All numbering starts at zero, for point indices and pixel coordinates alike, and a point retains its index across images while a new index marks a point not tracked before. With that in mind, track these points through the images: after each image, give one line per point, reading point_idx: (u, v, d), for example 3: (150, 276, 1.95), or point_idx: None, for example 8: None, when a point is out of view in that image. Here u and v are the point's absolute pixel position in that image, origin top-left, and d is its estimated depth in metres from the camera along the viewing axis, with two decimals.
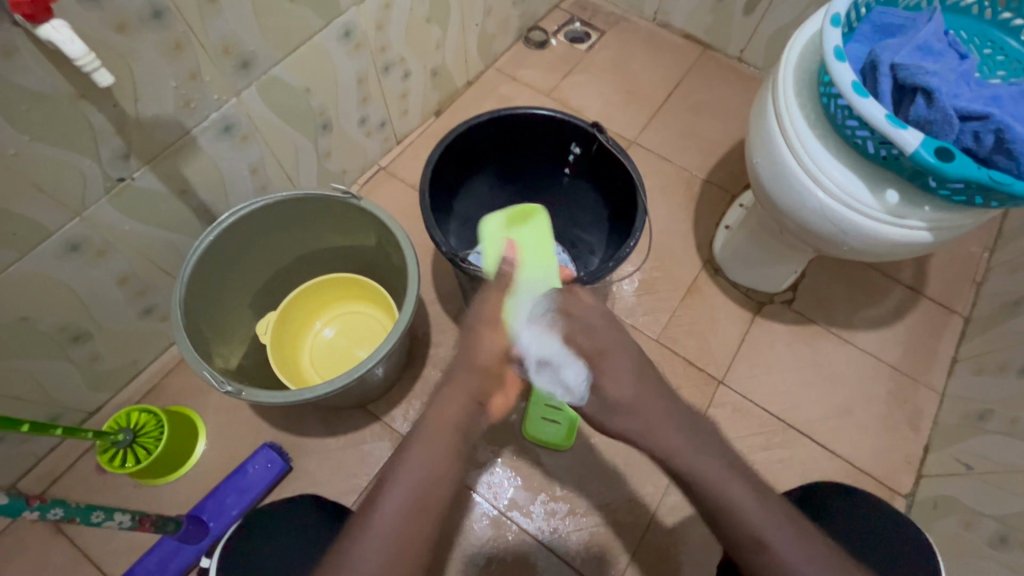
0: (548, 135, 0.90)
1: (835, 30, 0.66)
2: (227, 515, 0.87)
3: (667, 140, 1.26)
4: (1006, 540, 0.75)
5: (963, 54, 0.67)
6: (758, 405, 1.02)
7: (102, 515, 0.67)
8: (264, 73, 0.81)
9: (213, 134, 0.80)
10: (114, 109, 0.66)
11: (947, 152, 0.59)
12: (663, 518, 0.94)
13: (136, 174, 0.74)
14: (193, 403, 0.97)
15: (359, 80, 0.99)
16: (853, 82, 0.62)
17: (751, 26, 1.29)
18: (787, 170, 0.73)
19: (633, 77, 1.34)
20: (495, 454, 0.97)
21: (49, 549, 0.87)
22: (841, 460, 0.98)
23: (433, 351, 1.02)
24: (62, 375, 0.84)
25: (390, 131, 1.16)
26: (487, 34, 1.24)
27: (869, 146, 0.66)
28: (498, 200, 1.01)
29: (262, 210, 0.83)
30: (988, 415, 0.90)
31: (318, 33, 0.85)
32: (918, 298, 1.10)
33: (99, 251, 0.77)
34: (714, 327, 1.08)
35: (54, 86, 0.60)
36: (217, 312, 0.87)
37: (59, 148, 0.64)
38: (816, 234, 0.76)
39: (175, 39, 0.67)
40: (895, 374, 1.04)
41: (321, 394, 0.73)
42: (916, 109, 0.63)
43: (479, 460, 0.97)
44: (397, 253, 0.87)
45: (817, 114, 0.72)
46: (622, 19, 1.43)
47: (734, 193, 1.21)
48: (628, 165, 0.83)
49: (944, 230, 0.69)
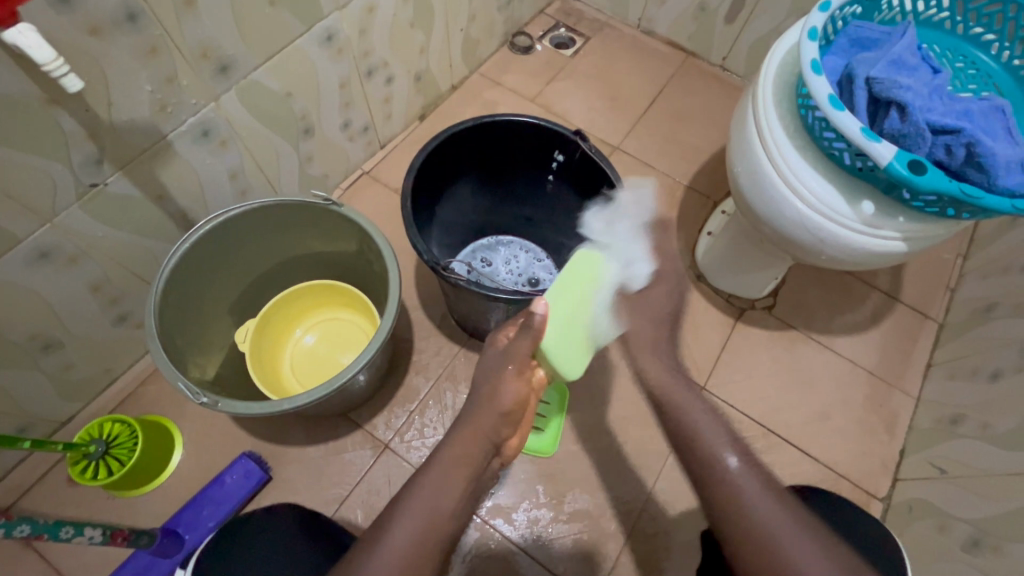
0: (532, 142, 0.90)
1: (812, 44, 0.67)
2: (203, 528, 0.85)
3: (651, 146, 1.27)
4: (979, 544, 0.77)
5: (936, 68, 0.68)
6: (739, 410, 1.03)
7: (71, 530, 0.65)
8: (242, 77, 0.80)
9: (190, 138, 0.78)
10: (86, 113, 0.64)
11: (920, 164, 0.60)
12: (645, 524, 0.94)
13: (109, 179, 0.72)
14: (168, 412, 0.95)
15: (342, 84, 0.98)
16: (829, 95, 0.63)
17: (733, 35, 1.31)
18: (767, 180, 0.74)
19: (617, 83, 1.35)
20: None
21: (17, 565, 0.84)
22: (820, 464, 0.99)
23: (415, 357, 1.02)
24: (32, 385, 0.82)
25: (373, 136, 1.15)
26: (471, 39, 1.24)
27: (845, 157, 0.67)
28: (481, 205, 1.01)
29: (241, 217, 0.82)
30: (961, 420, 0.92)
31: (299, 37, 0.84)
32: (894, 304, 1.12)
33: (70, 258, 0.74)
34: (697, 333, 1.09)
35: (21, 89, 0.58)
36: (195, 319, 0.85)
37: (28, 154, 0.62)
38: (795, 242, 0.77)
39: (151, 43, 0.65)
40: (872, 379, 1.06)
41: (300, 404, 0.72)
42: (891, 122, 0.64)
43: None
44: (378, 260, 0.86)
45: (795, 125, 0.73)
46: (606, 25, 1.44)
47: (716, 199, 1.22)
48: (611, 172, 0.83)
49: (918, 240, 0.71)
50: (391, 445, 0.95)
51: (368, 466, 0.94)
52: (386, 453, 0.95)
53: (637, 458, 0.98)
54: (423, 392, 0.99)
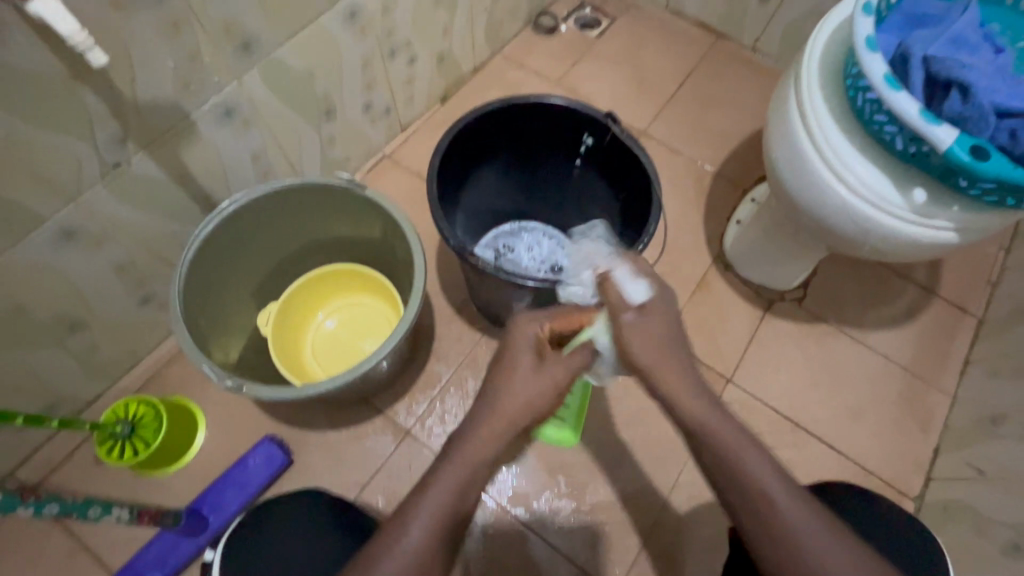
0: (559, 125, 0.87)
1: (866, 20, 0.63)
2: (226, 510, 0.86)
3: (678, 132, 1.23)
4: (1020, 549, 0.73)
5: (999, 47, 0.64)
6: (767, 404, 1.00)
7: (99, 510, 0.65)
8: (266, 55, 0.78)
9: (214, 118, 0.77)
10: (109, 90, 0.63)
11: (982, 150, 0.56)
12: (668, 518, 0.92)
13: (133, 158, 0.71)
14: (191, 394, 0.95)
15: (364, 64, 0.95)
16: (885, 74, 0.59)
17: (767, 15, 1.25)
18: (809, 166, 0.71)
19: (644, 65, 1.30)
20: None
21: (47, 541, 0.86)
22: (849, 461, 0.97)
23: (436, 344, 1.00)
24: (58, 364, 0.82)
25: (395, 118, 1.13)
26: (495, 19, 1.20)
27: (897, 142, 0.63)
28: (505, 190, 0.98)
29: (263, 199, 0.80)
30: (1002, 420, 0.88)
31: (322, 14, 0.81)
32: (931, 299, 1.08)
33: (94, 239, 0.74)
34: (724, 324, 1.06)
35: (44, 64, 0.57)
36: (218, 302, 0.85)
37: (52, 132, 0.62)
38: (836, 231, 0.73)
39: (174, 17, 0.64)
40: (907, 375, 1.02)
41: (324, 390, 0.71)
42: (951, 104, 0.60)
43: None
44: (402, 245, 0.84)
45: (843, 107, 0.69)
46: (633, 5, 1.39)
47: (745, 187, 1.18)
48: (643, 157, 0.80)
49: (971, 231, 0.67)
50: (412, 432, 0.94)
51: (389, 452, 0.93)
52: (407, 439, 0.94)
53: (660, 451, 0.96)
54: (444, 379, 0.98)
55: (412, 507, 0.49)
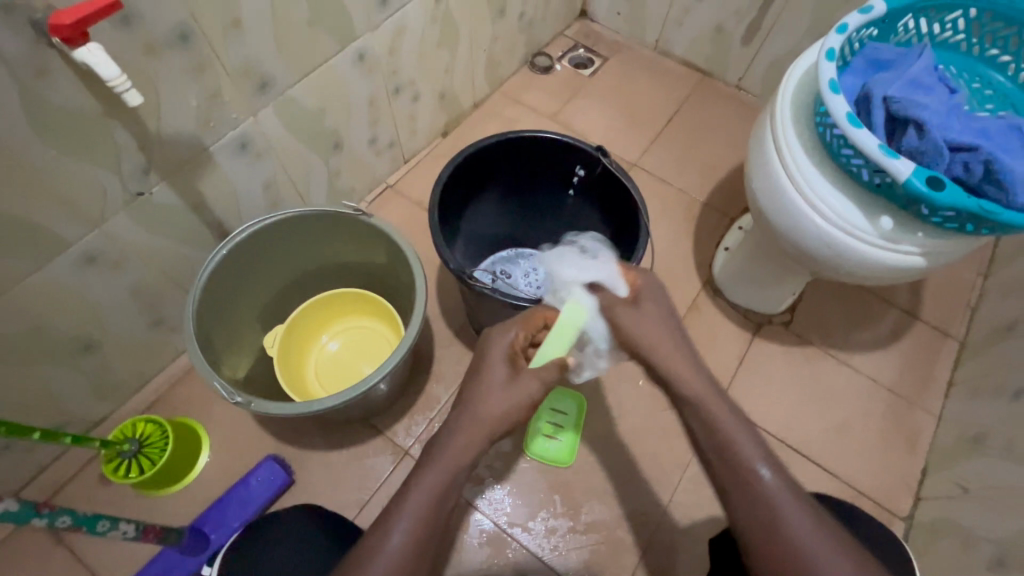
0: (553, 158, 0.93)
1: (830, 64, 0.69)
2: (228, 528, 0.87)
3: (667, 163, 1.30)
4: (1004, 563, 0.74)
5: (953, 88, 0.70)
6: (758, 425, 1.03)
7: (107, 524, 0.66)
8: (280, 93, 0.84)
9: (230, 151, 0.83)
10: (137, 125, 0.69)
11: (938, 181, 0.62)
12: (662, 537, 0.93)
13: (154, 188, 0.76)
14: (196, 414, 0.97)
15: (371, 101, 1.02)
16: (847, 113, 0.65)
17: (748, 56, 1.34)
18: (785, 196, 0.76)
19: (634, 101, 1.38)
20: (501, 488, 0.96)
21: (48, 559, 0.87)
22: (839, 481, 0.99)
23: (435, 366, 1.04)
24: (70, 384, 0.85)
25: (398, 150, 1.19)
26: (494, 59, 1.29)
27: (864, 174, 0.69)
28: (502, 218, 1.04)
29: (274, 226, 0.85)
30: (984, 438, 0.91)
31: (334, 56, 0.88)
32: (913, 322, 1.12)
33: (115, 262, 0.78)
34: (714, 347, 1.10)
35: (82, 104, 0.62)
36: (228, 324, 0.89)
37: (84, 163, 0.67)
38: (813, 256, 0.78)
39: (200, 61, 0.70)
40: (893, 396, 1.06)
41: (328, 406, 0.74)
42: (908, 139, 0.66)
43: (490, 494, 0.96)
44: (404, 269, 0.89)
45: (814, 142, 0.75)
46: (624, 47, 1.48)
47: (733, 215, 1.24)
48: (631, 187, 0.85)
49: (937, 255, 0.72)
50: (411, 451, 0.97)
51: (388, 472, 0.95)
52: (406, 459, 0.96)
53: (654, 471, 0.98)
54: (443, 400, 1.01)
55: (411, 513, 0.53)
